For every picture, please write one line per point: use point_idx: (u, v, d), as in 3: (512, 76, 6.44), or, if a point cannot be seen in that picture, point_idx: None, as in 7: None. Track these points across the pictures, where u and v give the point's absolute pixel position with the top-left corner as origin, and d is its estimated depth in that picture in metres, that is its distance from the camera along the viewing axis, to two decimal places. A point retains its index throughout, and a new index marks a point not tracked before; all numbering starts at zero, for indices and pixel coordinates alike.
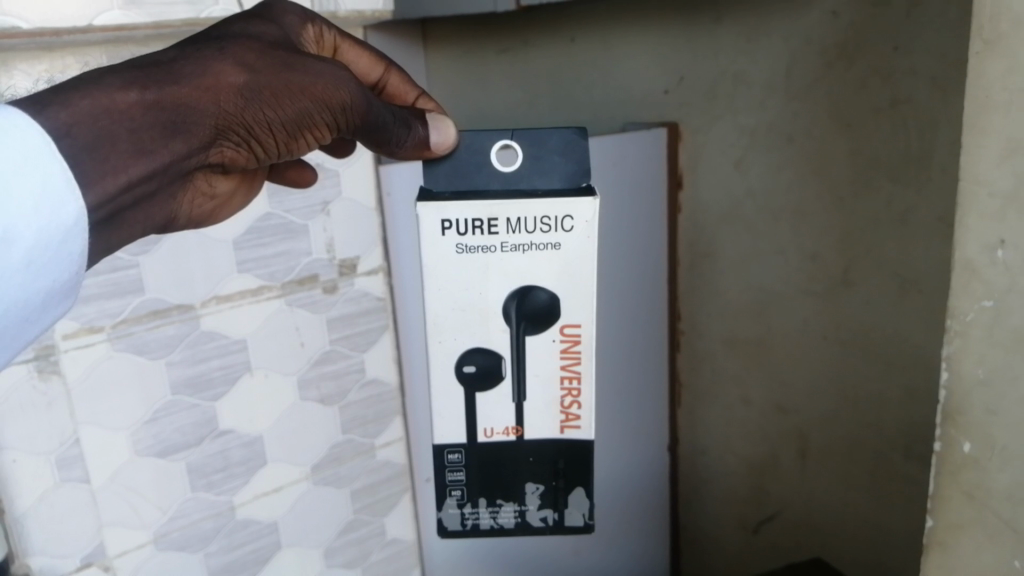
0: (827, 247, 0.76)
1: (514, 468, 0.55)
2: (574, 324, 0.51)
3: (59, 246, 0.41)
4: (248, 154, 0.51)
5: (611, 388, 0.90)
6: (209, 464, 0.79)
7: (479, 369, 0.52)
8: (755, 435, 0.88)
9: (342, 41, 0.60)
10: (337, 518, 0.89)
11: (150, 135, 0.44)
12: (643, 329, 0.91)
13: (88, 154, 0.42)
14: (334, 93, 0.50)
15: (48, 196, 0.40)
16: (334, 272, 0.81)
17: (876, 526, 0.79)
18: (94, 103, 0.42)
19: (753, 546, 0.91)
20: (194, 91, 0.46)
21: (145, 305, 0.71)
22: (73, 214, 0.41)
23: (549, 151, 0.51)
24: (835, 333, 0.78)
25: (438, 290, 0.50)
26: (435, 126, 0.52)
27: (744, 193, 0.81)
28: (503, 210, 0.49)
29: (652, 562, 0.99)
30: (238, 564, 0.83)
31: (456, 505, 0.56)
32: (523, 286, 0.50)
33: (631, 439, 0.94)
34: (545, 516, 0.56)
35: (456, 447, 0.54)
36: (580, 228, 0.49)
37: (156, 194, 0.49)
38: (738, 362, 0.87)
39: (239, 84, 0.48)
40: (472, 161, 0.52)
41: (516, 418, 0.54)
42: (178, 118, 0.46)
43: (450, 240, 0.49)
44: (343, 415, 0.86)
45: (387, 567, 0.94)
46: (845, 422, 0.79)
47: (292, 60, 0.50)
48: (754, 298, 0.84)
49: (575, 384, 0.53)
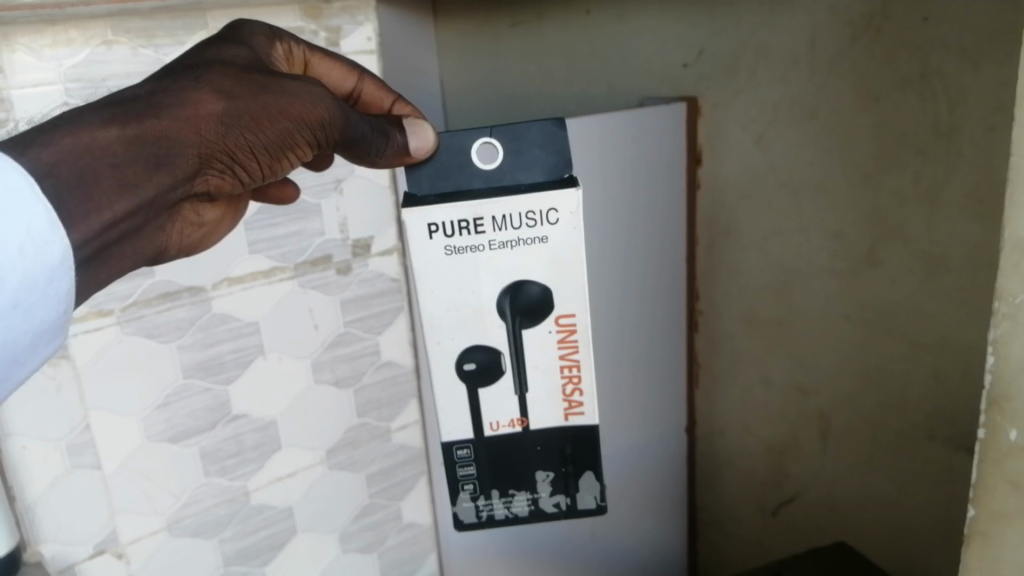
0: (851, 224, 0.74)
1: (524, 458, 0.54)
2: (568, 314, 0.50)
3: (45, 286, 0.39)
4: (233, 181, 0.50)
5: (630, 371, 0.88)
6: (222, 449, 0.78)
7: (479, 366, 0.50)
8: (775, 417, 0.87)
9: (310, 53, 0.57)
10: (352, 502, 0.88)
11: (134, 170, 0.43)
12: (664, 311, 0.88)
13: (74, 193, 0.40)
14: (312, 111, 0.49)
15: (31, 235, 0.37)
16: (347, 252, 0.80)
17: (899, 508, 0.77)
18: (76, 141, 0.41)
19: (773, 528, 0.91)
20: (176, 122, 0.45)
21: (154, 287, 0.70)
22: (58, 253, 0.39)
23: (529, 145, 0.50)
24: (859, 314, 0.76)
25: (434, 288, 0.49)
26: (412, 131, 0.51)
27: (765, 169, 0.79)
28: (490, 208, 0.47)
29: (671, 546, 0.97)
30: (253, 549, 0.82)
31: (470, 497, 0.55)
32: (515, 280, 0.48)
33: (651, 424, 0.92)
34: (558, 502, 0.55)
35: (465, 443, 0.53)
36: (567, 220, 0.48)
37: (143, 227, 0.47)
38: (757, 342, 0.86)
39: (219, 110, 0.46)
40: (455, 160, 0.51)
41: (520, 408, 0.52)
42: (161, 149, 0.44)
43: (438, 243, 0.48)
44: (358, 399, 0.85)
45: (403, 552, 0.93)
46: (867, 404, 0.77)
47: (268, 82, 0.48)
48: (776, 277, 0.82)
49: (576, 371, 0.51)
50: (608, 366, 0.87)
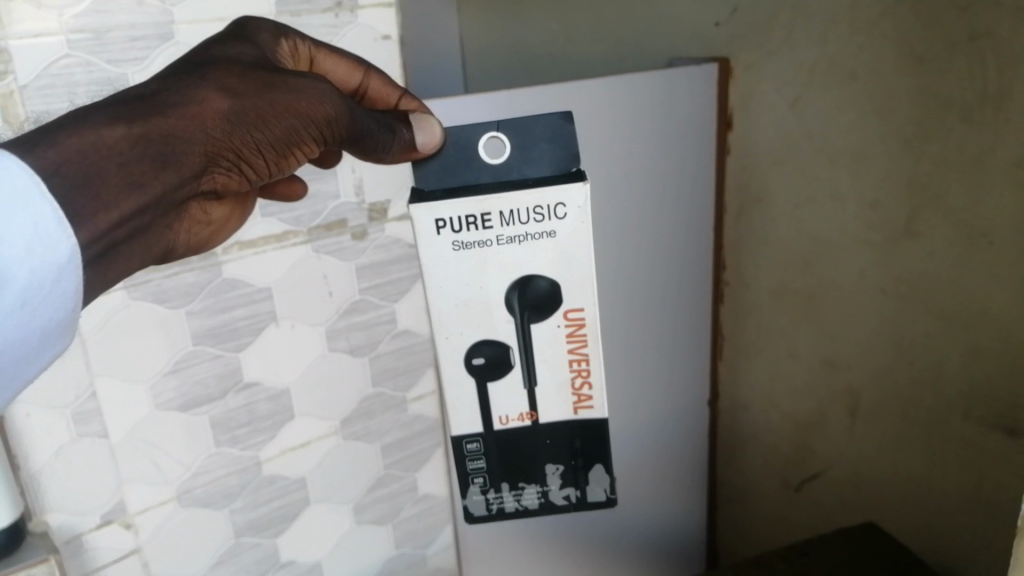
0: (889, 194, 0.70)
1: (534, 450, 0.51)
2: (577, 309, 0.47)
3: (54, 286, 0.37)
4: (240, 178, 0.47)
5: (650, 342, 0.86)
6: (234, 418, 0.76)
7: (488, 360, 0.48)
8: (801, 391, 0.84)
9: (315, 49, 0.55)
10: (367, 473, 0.86)
11: (141, 168, 0.40)
12: (690, 280, 0.86)
13: (81, 193, 0.38)
14: (318, 108, 0.47)
15: (38, 233, 0.36)
16: (364, 216, 0.77)
17: (928, 487, 0.75)
18: (82, 141, 0.38)
19: (794, 503, 0.89)
20: (182, 120, 0.42)
21: None
22: (66, 253, 0.37)
23: (536, 139, 0.47)
24: (895, 287, 0.72)
25: (442, 279, 0.46)
26: (420, 125, 0.49)
27: (799, 134, 0.76)
28: (496, 203, 0.45)
29: (689, 523, 0.96)
30: (265, 520, 0.81)
31: (480, 490, 0.52)
32: (522, 275, 0.46)
33: (672, 398, 0.90)
34: (568, 494, 0.53)
35: (475, 437, 0.51)
36: (576, 215, 0.45)
37: (150, 229, 0.44)
38: (785, 315, 0.83)
39: (226, 108, 0.43)
40: (461, 155, 0.48)
41: (530, 402, 0.50)
42: (168, 148, 0.41)
43: (445, 238, 0.45)
44: (373, 368, 0.83)
45: (416, 523, 0.92)
46: (898, 381, 0.75)
47: (274, 78, 0.46)
48: (806, 248, 0.79)
49: (585, 366, 0.49)
50: (628, 336, 0.85)
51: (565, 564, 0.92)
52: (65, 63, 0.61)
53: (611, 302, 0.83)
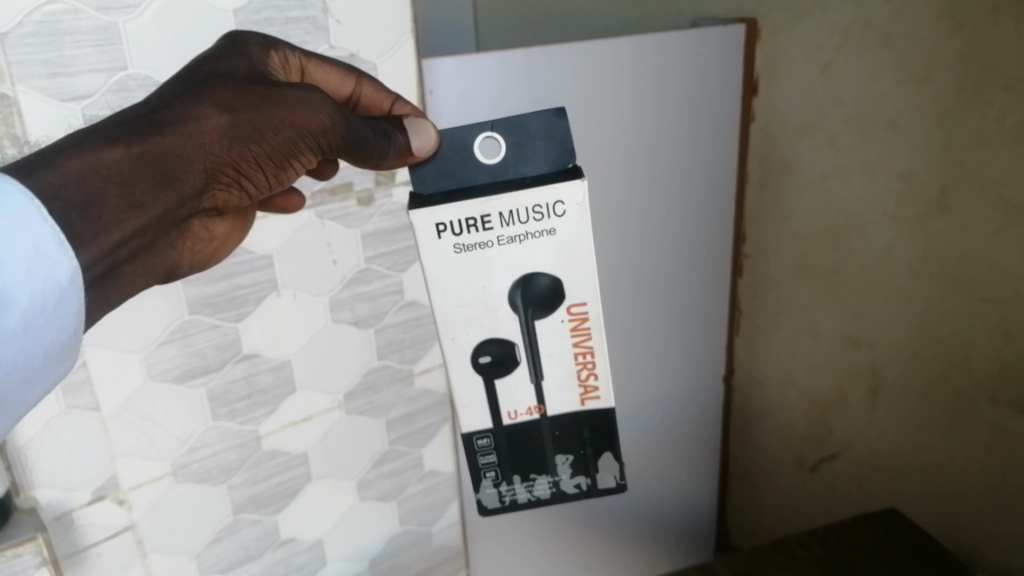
0: (923, 167, 0.66)
1: (545, 441, 0.49)
2: (580, 303, 0.44)
3: (56, 308, 0.35)
4: (241, 193, 0.45)
5: (666, 316, 0.84)
6: (233, 391, 0.65)
7: (495, 359, 0.45)
8: (820, 369, 0.82)
9: (306, 58, 0.51)
10: (370, 449, 0.76)
11: (141, 188, 0.38)
12: (707, 248, 0.83)
13: (81, 214, 0.36)
14: (314, 118, 0.44)
15: (40, 256, 0.34)
16: (370, 180, 0.66)
17: (951, 471, 0.72)
18: (81, 163, 0.37)
19: (809, 484, 0.87)
20: (180, 138, 0.40)
21: None
22: (67, 274, 0.35)
23: (530, 136, 0.44)
24: (924, 265, 0.69)
25: (444, 281, 0.43)
26: (413, 129, 0.45)
27: (830, 101, 0.72)
28: (495, 203, 0.42)
29: (694, 493, 0.95)
30: (265, 497, 0.71)
31: (493, 484, 0.50)
32: (526, 273, 0.43)
33: (686, 373, 0.88)
34: (578, 483, 0.50)
35: (485, 433, 0.48)
36: (577, 212, 0.42)
37: (151, 249, 0.42)
38: (807, 290, 0.80)
39: (223, 124, 0.41)
40: (457, 155, 0.45)
41: (537, 396, 0.47)
42: (168, 167, 0.40)
43: (446, 242, 0.42)
44: (379, 341, 0.72)
45: (421, 501, 0.81)
46: (924, 361, 0.71)
47: (268, 91, 0.43)
48: (832, 222, 0.75)
49: (590, 358, 0.46)
50: (645, 309, 0.83)
51: (576, 543, 0.89)
52: (49, 8, 0.50)
53: (626, 275, 0.80)
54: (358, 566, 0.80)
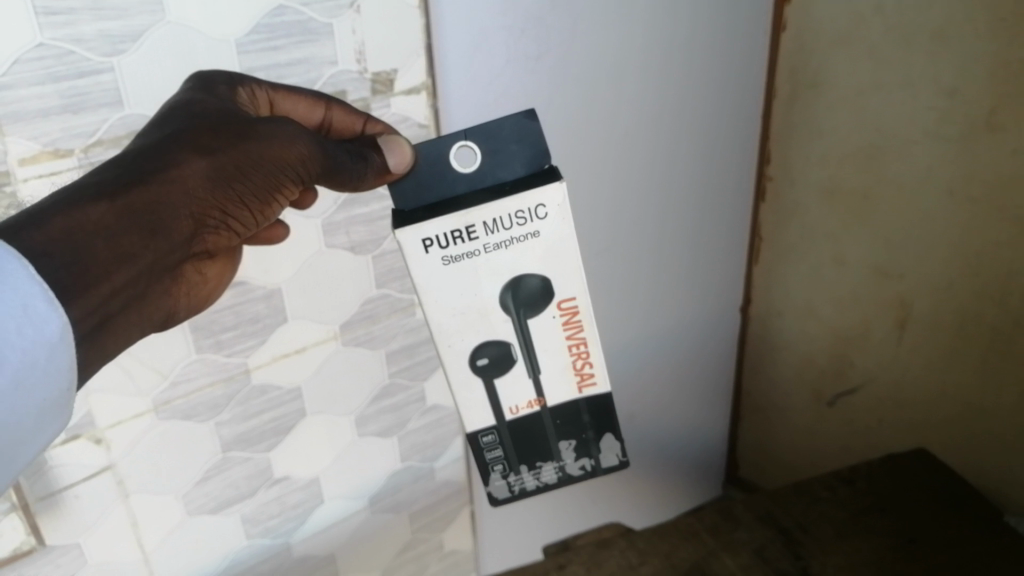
0: (970, 81, 0.60)
1: (547, 427, 0.46)
2: (569, 298, 0.42)
3: (47, 364, 0.33)
4: (230, 234, 0.42)
5: (685, 242, 0.79)
6: (218, 321, 0.53)
7: (494, 360, 0.43)
8: (845, 300, 0.77)
9: (273, 90, 0.45)
10: (369, 386, 0.64)
11: (130, 241, 0.36)
12: (729, 168, 0.78)
13: (70, 270, 0.34)
14: (293, 150, 0.41)
15: (28, 314, 0.32)
16: (365, 90, 0.53)
17: (981, 408, 0.68)
18: (65, 222, 0.34)
19: (827, 418, 0.84)
20: (163, 186, 0.37)
21: (127, 125, 0.45)
22: (57, 330, 0.33)
23: (504, 140, 0.42)
24: (964, 190, 0.63)
25: (437, 291, 0.40)
26: (387, 147, 0.42)
27: (870, 7, 0.65)
28: (479, 211, 0.39)
29: (701, 421, 0.94)
30: (255, 436, 0.60)
31: (502, 475, 0.47)
32: (515, 276, 0.41)
33: (701, 300, 0.84)
34: (583, 464, 0.47)
35: (490, 430, 0.45)
36: (559, 213, 0.40)
37: (143, 300, 0.40)
38: (835, 216, 0.75)
39: (204, 168, 0.38)
40: (433, 168, 0.42)
41: (537, 389, 0.44)
42: (156, 218, 0.37)
43: (434, 258, 0.40)
44: (379, 268, 0.60)
45: (425, 437, 0.70)
46: (958, 292, 0.67)
47: (243, 128, 0.40)
48: (867, 141, 0.70)
49: (584, 347, 0.43)
50: (665, 236, 0.77)
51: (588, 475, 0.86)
52: None
53: (646, 202, 0.74)
54: (358, 505, 0.69)
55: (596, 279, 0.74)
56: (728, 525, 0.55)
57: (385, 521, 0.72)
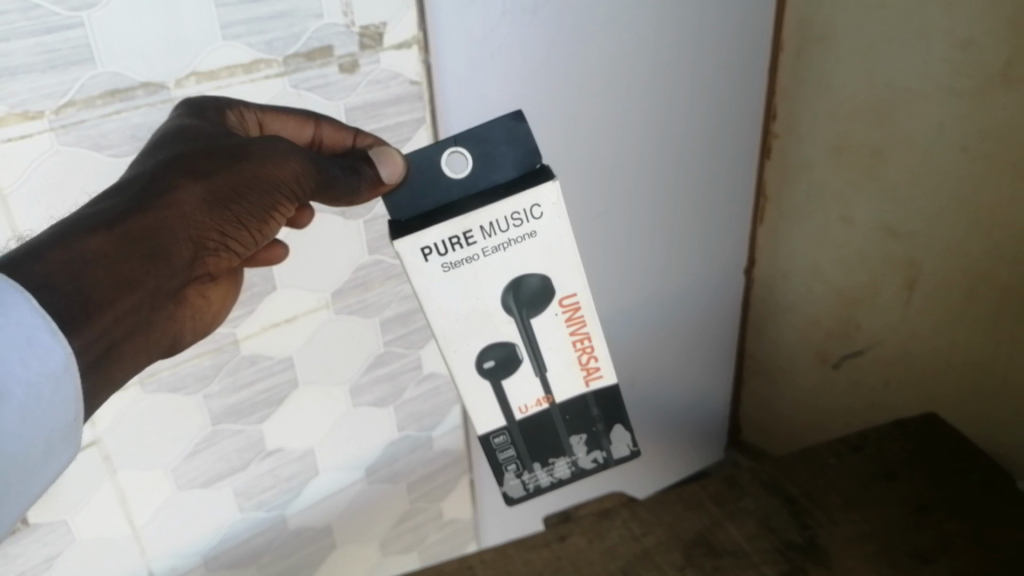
0: (988, 32, 0.57)
1: (557, 422, 0.45)
2: (570, 294, 0.42)
3: (53, 396, 0.33)
4: (230, 254, 0.42)
5: (688, 201, 0.77)
6: None
7: (500, 361, 0.42)
8: (853, 261, 0.75)
9: (262, 111, 0.45)
10: (365, 354, 0.63)
11: (129, 268, 0.36)
12: (733, 125, 0.75)
13: (71, 300, 0.35)
14: (285, 169, 0.41)
15: (33, 346, 0.32)
16: (353, 43, 0.50)
17: (991, 372, 0.67)
18: (66, 252, 0.35)
19: (832, 381, 0.83)
20: (157, 212, 0.38)
21: (99, 84, 0.43)
22: (62, 362, 0.33)
23: (493, 145, 0.41)
24: (979, 146, 0.61)
25: (439, 299, 0.40)
26: (379, 159, 0.42)
27: None
28: (475, 216, 0.39)
29: (702, 385, 0.92)
30: (247, 407, 0.58)
31: (515, 474, 0.47)
32: (515, 277, 0.40)
33: (704, 261, 0.82)
34: (595, 457, 0.47)
35: (501, 430, 0.45)
36: (554, 211, 0.40)
37: (150, 326, 0.40)
38: (843, 173, 0.73)
39: (199, 193, 0.39)
40: (426, 176, 0.42)
41: (545, 386, 0.44)
42: (155, 244, 0.37)
43: (434, 265, 0.40)
44: (371, 232, 0.58)
45: (422, 405, 0.69)
46: (970, 253, 0.65)
47: (235, 151, 0.40)
48: (877, 96, 0.67)
49: (589, 342, 0.43)
50: (668, 196, 0.75)
51: None
52: None
53: (649, 161, 0.71)
54: (355, 474, 0.68)
55: (596, 241, 0.72)
56: (735, 493, 0.54)
57: (382, 491, 0.71)
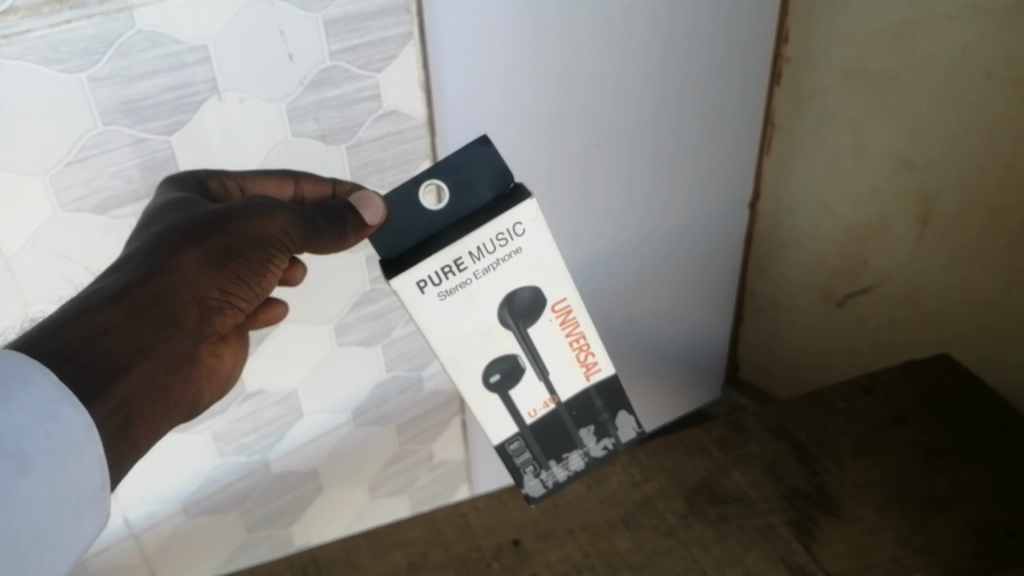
0: None
1: (567, 420, 0.42)
2: (561, 300, 0.39)
3: (78, 465, 0.32)
4: (235, 312, 0.42)
5: (693, 129, 0.73)
6: None
7: (506, 373, 0.39)
8: (864, 194, 0.72)
9: (240, 177, 0.46)
10: (350, 291, 0.59)
11: (139, 336, 0.36)
12: (743, 47, 0.71)
13: (90, 369, 0.34)
14: (275, 224, 0.40)
15: (53, 418, 0.32)
16: None
17: (1006, 312, 0.65)
18: (79, 327, 0.35)
19: (836, 320, 0.80)
20: (159, 281, 0.37)
21: None
22: (84, 432, 0.32)
23: (463, 173, 0.38)
24: (1006, 71, 0.57)
25: (436, 322, 0.38)
26: (359, 202, 0.40)
27: None
28: (462, 242, 0.37)
29: (700, 323, 0.90)
30: None
31: (534, 473, 0.43)
32: (505, 295, 0.38)
33: (706, 194, 0.79)
34: (606, 444, 0.43)
35: (515, 436, 0.41)
36: (536, 227, 0.38)
37: (172, 392, 0.39)
38: (859, 99, 0.68)
39: (197, 258, 0.38)
40: (407, 213, 0.39)
41: (551, 386, 0.41)
42: (161, 310, 0.37)
43: (431, 297, 0.37)
44: (354, 161, 0.54)
45: (412, 344, 0.66)
46: (989, 186, 0.61)
47: (225, 211, 0.40)
48: (897, 18, 0.63)
49: (584, 339, 0.41)
50: (672, 124, 0.71)
51: None
52: None
53: (654, 83, 0.67)
54: (341, 417, 0.66)
55: (595, 171, 0.68)
56: (739, 439, 0.51)
57: (371, 433, 0.69)
